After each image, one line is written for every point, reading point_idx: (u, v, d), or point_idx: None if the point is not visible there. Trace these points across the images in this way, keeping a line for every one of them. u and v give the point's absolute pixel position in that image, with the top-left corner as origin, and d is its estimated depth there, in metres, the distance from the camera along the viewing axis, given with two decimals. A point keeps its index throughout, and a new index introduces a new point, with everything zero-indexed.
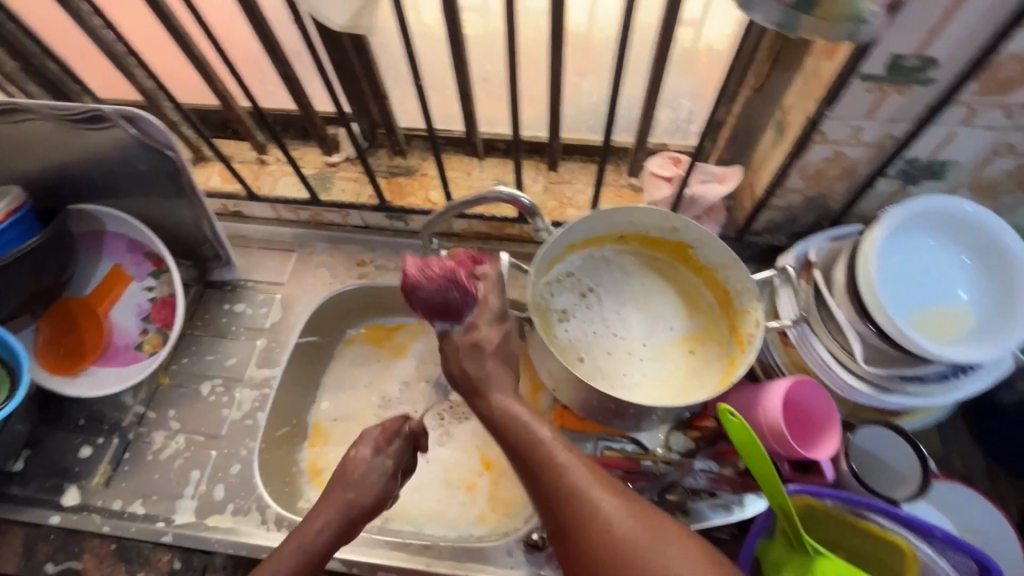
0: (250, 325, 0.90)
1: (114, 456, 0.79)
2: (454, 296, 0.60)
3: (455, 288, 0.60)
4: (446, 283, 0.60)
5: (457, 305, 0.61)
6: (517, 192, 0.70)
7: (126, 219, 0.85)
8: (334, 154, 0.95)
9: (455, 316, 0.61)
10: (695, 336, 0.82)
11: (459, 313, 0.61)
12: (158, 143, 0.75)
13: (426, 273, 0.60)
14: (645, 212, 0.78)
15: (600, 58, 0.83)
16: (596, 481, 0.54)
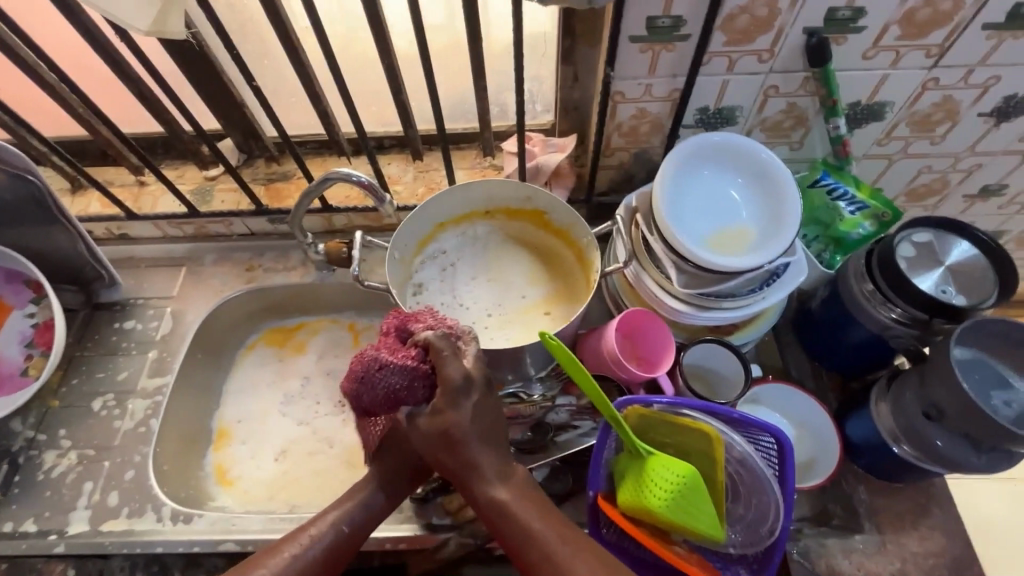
0: (142, 339, 0.92)
1: (2, 481, 0.79)
2: (401, 383, 0.61)
3: (390, 377, 0.60)
4: (382, 381, 0.60)
5: (410, 390, 0.61)
6: (353, 171, 0.77)
7: (1, 249, 0.87)
8: (211, 168, 0.99)
9: (415, 400, 0.62)
10: (554, 299, 0.89)
11: (416, 396, 0.62)
12: (18, 169, 0.78)
13: (361, 380, 0.61)
14: (496, 187, 0.86)
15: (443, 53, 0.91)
16: (573, 543, 0.59)
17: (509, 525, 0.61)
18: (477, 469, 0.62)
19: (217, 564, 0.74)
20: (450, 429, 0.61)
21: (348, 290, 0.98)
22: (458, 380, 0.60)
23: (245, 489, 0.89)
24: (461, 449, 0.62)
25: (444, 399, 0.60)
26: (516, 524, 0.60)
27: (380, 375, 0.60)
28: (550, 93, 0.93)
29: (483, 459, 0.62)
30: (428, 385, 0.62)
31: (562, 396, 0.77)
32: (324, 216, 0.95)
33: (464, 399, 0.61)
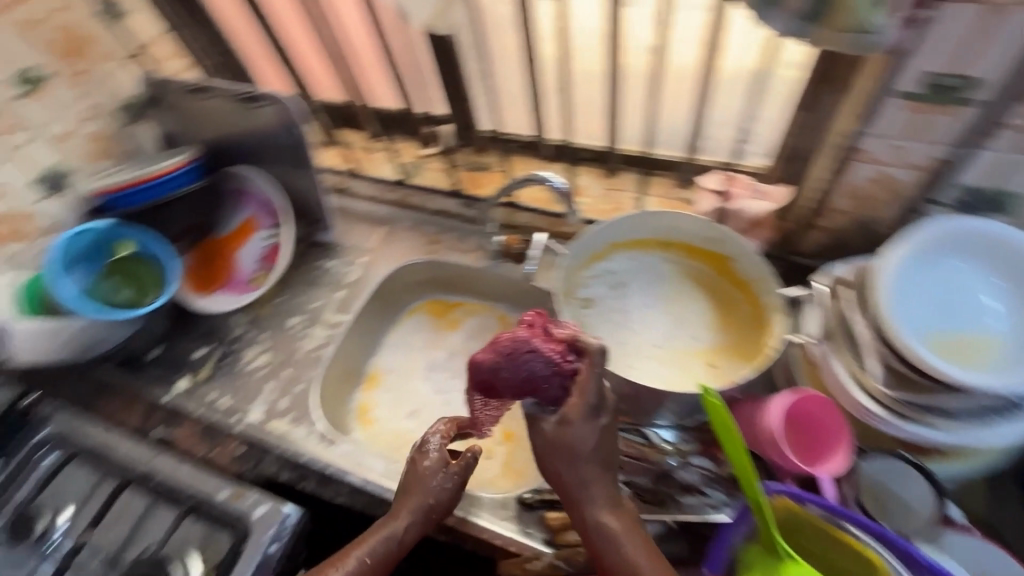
0: (336, 279, 1.08)
1: (216, 360, 0.99)
2: (542, 374, 0.65)
3: (535, 363, 0.65)
4: (528, 364, 0.65)
5: (549, 383, 0.65)
6: (550, 176, 0.83)
7: (263, 179, 1.07)
8: (429, 147, 1.10)
9: (547, 396, 0.66)
10: (716, 350, 0.83)
11: (551, 393, 0.66)
12: (293, 120, 0.97)
13: (507, 358, 0.67)
14: (687, 220, 0.83)
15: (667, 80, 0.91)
16: None
17: (612, 551, 0.63)
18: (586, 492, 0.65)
19: (341, 490, 0.83)
20: (574, 441, 0.64)
21: (512, 284, 1.03)
22: (592, 400, 0.64)
23: (378, 432, 0.99)
24: (576, 465, 0.65)
25: (578, 410, 0.64)
26: (617, 556, 0.62)
27: (529, 358, 0.65)
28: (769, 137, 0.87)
29: (597, 484, 0.65)
30: (564, 389, 0.65)
31: (697, 455, 0.74)
32: (509, 210, 1.03)
33: (593, 418, 0.64)
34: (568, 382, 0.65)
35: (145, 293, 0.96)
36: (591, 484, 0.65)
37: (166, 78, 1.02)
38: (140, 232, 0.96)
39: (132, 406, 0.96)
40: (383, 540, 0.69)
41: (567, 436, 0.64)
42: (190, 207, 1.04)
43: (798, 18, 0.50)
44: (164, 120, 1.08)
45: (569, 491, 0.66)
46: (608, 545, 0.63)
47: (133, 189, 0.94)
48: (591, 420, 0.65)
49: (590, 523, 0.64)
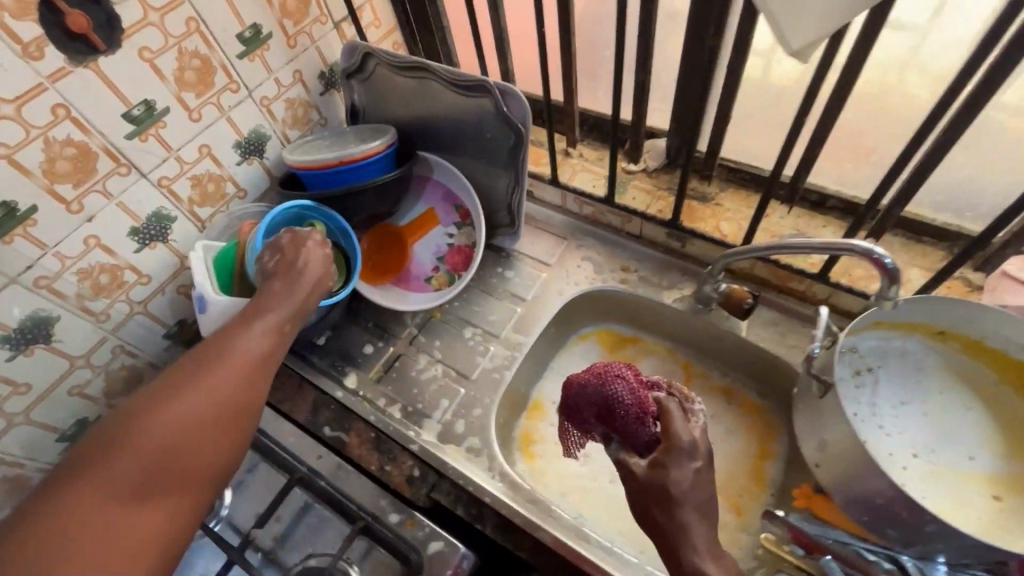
0: (514, 292, 0.99)
1: (388, 360, 0.94)
2: (626, 408, 0.62)
3: (616, 390, 0.64)
4: (610, 393, 0.64)
5: (631, 418, 0.61)
6: (874, 246, 0.63)
7: (455, 173, 1.00)
8: (635, 163, 0.99)
9: (630, 434, 0.61)
10: (1008, 478, 0.68)
11: (631, 431, 0.61)
12: (514, 119, 0.87)
13: (592, 387, 0.66)
14: (999, 318, 0.67)
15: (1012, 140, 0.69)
16: None
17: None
18: (684, 535, 0.52)
19: (523, 543, 0.75)
20: (667, 483, 0.53)
21: (715, 333, 0.91)
22: (689, 445, 0.55)
23: (543, 469, 0.90)
24: (674, 506, 0.53)
25: (669, 451, 0.55)
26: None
27: (615, 386, 0.64)
28: None
29: (696, 528, 0.52)
30: (643, 430, 0.60)
31: None
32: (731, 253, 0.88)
33: (688, 461, 0.54)
34: (650, 425, 0.60)
35: None
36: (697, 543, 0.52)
37: (375, 50, 0.93)
38: (336, 216, 0.90)
39: (301, 394, 0.91)
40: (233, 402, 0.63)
41: (665, 476, 0.54)
42: (378, 201, 0.95)
43: None
44: (359, 93, 1.02)
45: (655, 524, 0.54)
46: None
47: (341, 171, 0.89)
48: (685, 462, 0.55)
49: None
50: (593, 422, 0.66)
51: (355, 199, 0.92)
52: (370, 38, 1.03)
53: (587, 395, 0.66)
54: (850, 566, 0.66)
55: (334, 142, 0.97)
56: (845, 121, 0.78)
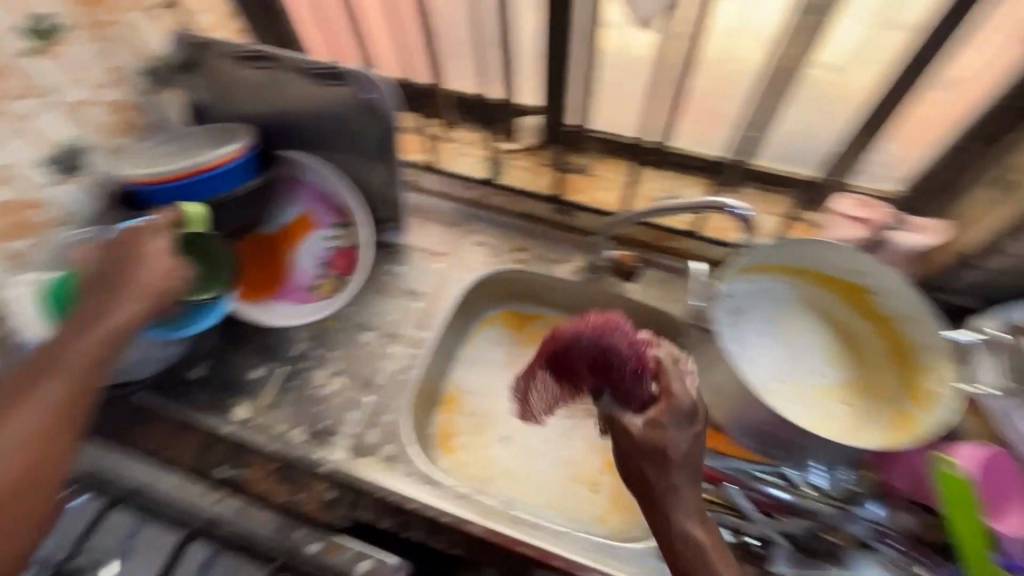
0: (410, 287, 0.95)
1: (281, 382, 0.85)
2: (620, 365, 0.64)
3: (614, 342, 0.66)
4: (611, 347, 0.66)
5: (630, 372, 0.64)
6: (722, 198, 0.71)
7: (328, 171, 0.92)
8: (513, 142, 0.99)
9: (621, 387, 0.64)
10: (850, 385, 0.78)
11: (626, 383, 0.63)
12: (383, 106, 0.82)
13: (591, 342, 0.67)
14: (832, 249, 0.77)
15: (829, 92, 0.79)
16: None
17: (695, 561, 0.57)
18: (672, 496, 0.59)
19: (455, 539, 0.75)
20: (665, 446, 0.59)
21: (611, 300, 0.94)
22: (681, 409, 0.61)
23: (465, 460, 0.90)
24: (669, 471, 0.59)
25: (671, 415, 0.60)
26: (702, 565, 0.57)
27: (615, 338, 0.66)
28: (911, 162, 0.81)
29: (687, 490, 0.59)
30: (641, 386, 0.63)
31: (867, 506, 0.70)
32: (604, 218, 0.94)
33: (687, 424, 0.60)
34: (647, 386, 0.63)
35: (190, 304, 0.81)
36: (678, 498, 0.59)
37: (212, 40, 0.82)
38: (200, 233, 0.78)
39: (182, 438, 0.81)
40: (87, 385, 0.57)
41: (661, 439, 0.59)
42: (243, 210, 0.85)
43: None
44: (196, 89, 0.89)
45: (643, 486, 0.60)
46: (687, 549, 0.57)
47: (195, 180, 0.78)
48: (676, 425, 0.60)
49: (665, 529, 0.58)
50: (579, 374, 0.69)
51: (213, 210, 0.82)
52: (200, 24, 0.91)
53: (582, 348, 0.67)
54: (751, 490, 0.73)
55: (181, 148, 0.85)
56: (697, 87, 0.82)
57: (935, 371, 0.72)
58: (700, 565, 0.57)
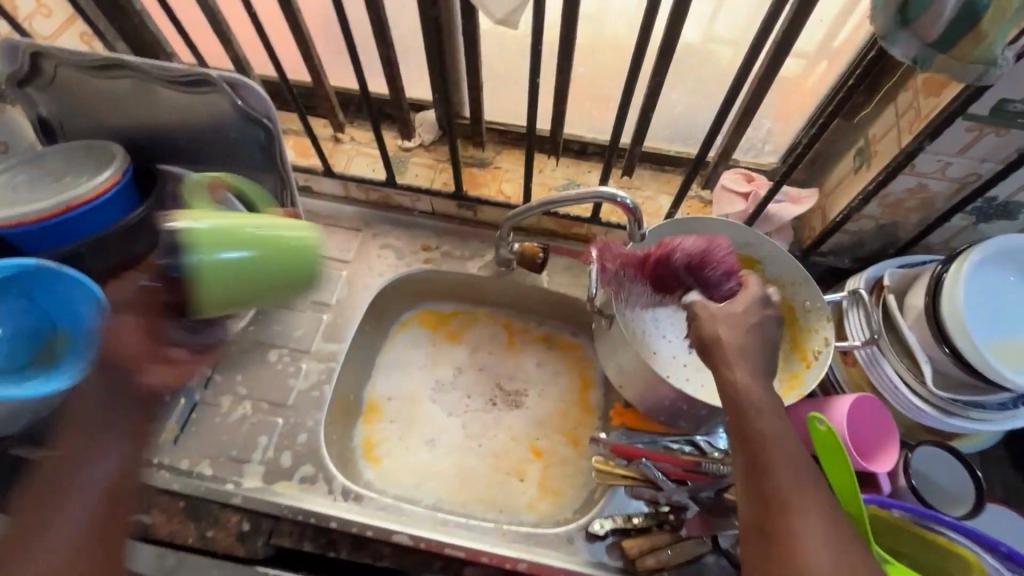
0: (316, 299, 0.91)
1: (183, 416, 0.80)
2: (710, 260, 0.67)
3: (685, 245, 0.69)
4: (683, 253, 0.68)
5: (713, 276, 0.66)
6: (617, 191, 0.71)
7: (211, 185, 0.86)
8: (410, 139, 0.96)
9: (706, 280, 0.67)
10: None
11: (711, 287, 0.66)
12: (257, 112, 0.76)
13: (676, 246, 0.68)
14: (720, 225, 0.79)
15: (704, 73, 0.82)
16: (810, 481, 0.50)
17: (779, 510, 0.49)
18: (722, 351, 0.57)
19: (382, 552, 0.75)
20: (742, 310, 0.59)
21: (523, 289, 0.95)
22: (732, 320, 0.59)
23: (391, 468, 0.88)
24: (742, 329, 0.57)
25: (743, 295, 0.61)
26: (795, 518, 0.48)
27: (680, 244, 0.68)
28: (786, 135, 0.86)
29: (747, 355, 0.56)
30: (727, 280, 0.66)
31: None
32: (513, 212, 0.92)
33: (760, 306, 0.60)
34: (727, 279, 0.66)
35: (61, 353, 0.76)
36: (782, 446, 0.51)
37: (46, 48, 0.72)
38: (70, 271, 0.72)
39: None
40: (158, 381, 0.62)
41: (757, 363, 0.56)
42: (123, 244, 0.80)
43: (925, 42, 0.48)
44: (45, 104, 0.80)
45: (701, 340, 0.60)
46: (791, 503, 0.49)
47: (69, 215, 0.74)
48: (735, 324, 0.58)
49: (781, 489, 0.50)
50: (679, 283, 0.70)
51: (89, 249, 0.78)
52: (40, 32, 0.81)
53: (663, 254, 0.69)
54: (660, 459, 0.76)
55: (48, 175, 0.79)
56: (581, 73, 0.86)
57: (814, 333, 0.76)
58: (791, 518, 0.48)
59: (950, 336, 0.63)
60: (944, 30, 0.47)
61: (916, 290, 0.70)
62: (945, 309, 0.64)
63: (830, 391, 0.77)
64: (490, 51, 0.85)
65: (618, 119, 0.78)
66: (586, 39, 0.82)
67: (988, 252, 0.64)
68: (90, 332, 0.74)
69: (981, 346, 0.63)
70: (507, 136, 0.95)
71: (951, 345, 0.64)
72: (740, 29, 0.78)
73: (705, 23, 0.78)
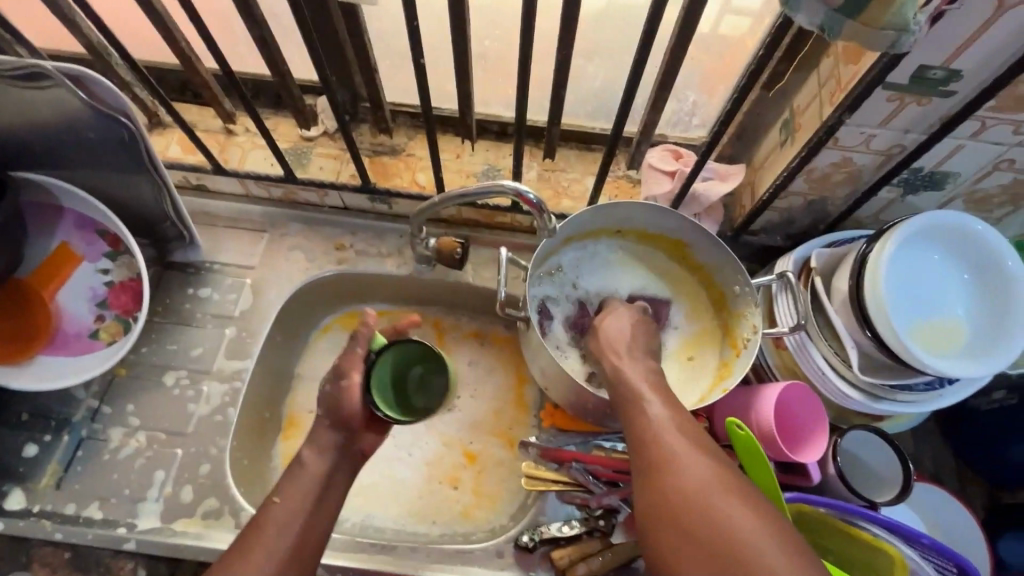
0: (217, 312, 0.83)
1: (66, 455, 0.72)
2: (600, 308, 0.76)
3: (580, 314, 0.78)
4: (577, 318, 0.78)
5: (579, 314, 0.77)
6: (523, 185, 0.65)
7: (79, 194, 0.76)
8: (311, 128, 0.86)
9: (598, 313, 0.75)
10: (685, 338, 0.79)
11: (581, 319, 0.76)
12: (110, 108, 0.66)
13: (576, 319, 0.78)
14: (646, 209, 0.74)
15: None
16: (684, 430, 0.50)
17: (660, 469, 0.48)
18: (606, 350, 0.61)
19: None
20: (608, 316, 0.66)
21: (448, 286, 0.88)
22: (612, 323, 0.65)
23: None
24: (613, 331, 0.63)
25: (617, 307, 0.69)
26: (674, 472, 0.47)
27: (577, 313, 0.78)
28: (712, 107, 0.81)
29: (625, 347, 0.61)
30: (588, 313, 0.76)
31: None
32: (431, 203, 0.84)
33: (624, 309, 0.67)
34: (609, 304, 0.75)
35: None
36: (651, 407, 0.52)
37: None
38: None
39: None
40: (303, 483, 0.61)
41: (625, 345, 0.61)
42: None
43: (832, 7, 0.43)
44: None
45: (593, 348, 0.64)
46: (669, 459, 0.48)
47: None
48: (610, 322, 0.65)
49: (652, 449, 0.49)
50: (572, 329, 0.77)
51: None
52: None
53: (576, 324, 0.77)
54: (591, 461, 0.72)
55: None
56: (488, 48, 0.82)
57: (744, 319, 0.73)
58: (670, 474, 0.47)
59: (873, 322, 0.60)
60: None
61: (841, 272, 0.66)
62: (868, 293, 0.61)
63: (762, 377, 0.74)
64: None
65: (526, 100, 0.70)
66: None
67: (913, 230, 0.60)
68: None
69: (902, 333, 0.59)
70: (418, 120, 0.86)
71: (874, 331, 0.61)
72: None
73: None
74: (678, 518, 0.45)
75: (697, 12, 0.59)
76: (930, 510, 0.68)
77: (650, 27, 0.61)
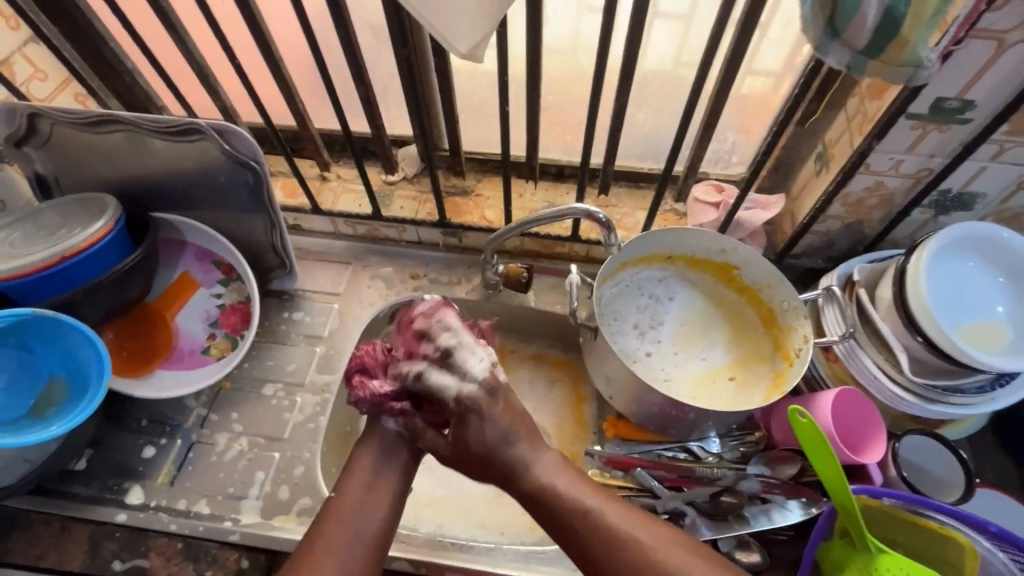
0: (309, 332, 0.93)
1: (178, 457, 0.81)
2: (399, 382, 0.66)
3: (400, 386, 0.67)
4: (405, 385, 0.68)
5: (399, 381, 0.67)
6: (591, 207, 0.75)
7: (204, 230, 0.89)
8: (394, 173, 0.99)
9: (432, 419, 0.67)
10: (738, 354, 0.84)
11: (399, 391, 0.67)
12: (243, 156, 0.79)
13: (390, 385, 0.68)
14: (697, 235, 0.81)
15: (667, 97, 0.88)
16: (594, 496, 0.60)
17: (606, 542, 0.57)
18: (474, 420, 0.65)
19: None
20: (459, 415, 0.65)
21: (511, 311, 0.97)
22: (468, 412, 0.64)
23: None
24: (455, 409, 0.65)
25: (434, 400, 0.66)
26: (622, 549, 0.56)
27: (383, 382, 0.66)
28: (750, 146, 0.90)
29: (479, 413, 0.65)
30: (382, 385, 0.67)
31: (754, 463, 0.76)
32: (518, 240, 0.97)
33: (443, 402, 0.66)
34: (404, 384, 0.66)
35: (70, 402, 0.75)
36: (550, 476, 0.62)
37: (42, 109, 0.76)
38: (68, 318, 0.73)
39: (67, 539, 0.74)
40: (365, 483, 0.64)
41: (520, 454, 0.63)
42: (119, 291, 0.80)
43: (855, 50, 0.52)
44: (40, 161, 0.83)
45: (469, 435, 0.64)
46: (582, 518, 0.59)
47: (68, 266, 0.75)
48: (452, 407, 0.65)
49: (587, 519, 0.58)
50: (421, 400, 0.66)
51: (85, 296, 0.77)
52: (35, 94, 0.85)
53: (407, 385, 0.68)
54: (655, 467, 0.77)
55: (44, 234, 0.80)
56: (551, 101, 0.90)
57: (794, 331, 0.78)
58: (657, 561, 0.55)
59: (921, 326, 0.66)
60: (871, 37, 0.51)
61: (883, 283, 0.73)
62: (914, 300, 0.67)
63: (814, 387, 0.78)
64: (464, 85, 0.90)
65: (587, 141, 0.82)
66: (556, 67, 0.87)
67: (943, 243, 0.68)
68: (89, 376, 0.75)
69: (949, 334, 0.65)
70: (487, 165, 0.99)
71: (924, 334, 0.66)
72: (698, 51, 0.83)
73: (665, 51, 0.84)
74: (600, 549, 0.57)
75: (737, 63, 0.70)
76: (996, 515, 0.70)
77: (696, 75, 0.72)
